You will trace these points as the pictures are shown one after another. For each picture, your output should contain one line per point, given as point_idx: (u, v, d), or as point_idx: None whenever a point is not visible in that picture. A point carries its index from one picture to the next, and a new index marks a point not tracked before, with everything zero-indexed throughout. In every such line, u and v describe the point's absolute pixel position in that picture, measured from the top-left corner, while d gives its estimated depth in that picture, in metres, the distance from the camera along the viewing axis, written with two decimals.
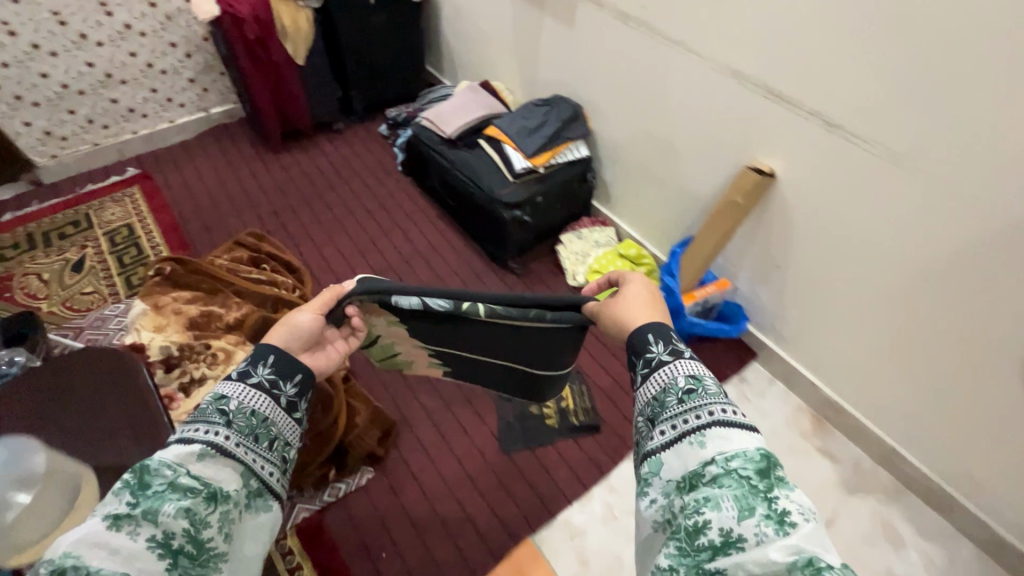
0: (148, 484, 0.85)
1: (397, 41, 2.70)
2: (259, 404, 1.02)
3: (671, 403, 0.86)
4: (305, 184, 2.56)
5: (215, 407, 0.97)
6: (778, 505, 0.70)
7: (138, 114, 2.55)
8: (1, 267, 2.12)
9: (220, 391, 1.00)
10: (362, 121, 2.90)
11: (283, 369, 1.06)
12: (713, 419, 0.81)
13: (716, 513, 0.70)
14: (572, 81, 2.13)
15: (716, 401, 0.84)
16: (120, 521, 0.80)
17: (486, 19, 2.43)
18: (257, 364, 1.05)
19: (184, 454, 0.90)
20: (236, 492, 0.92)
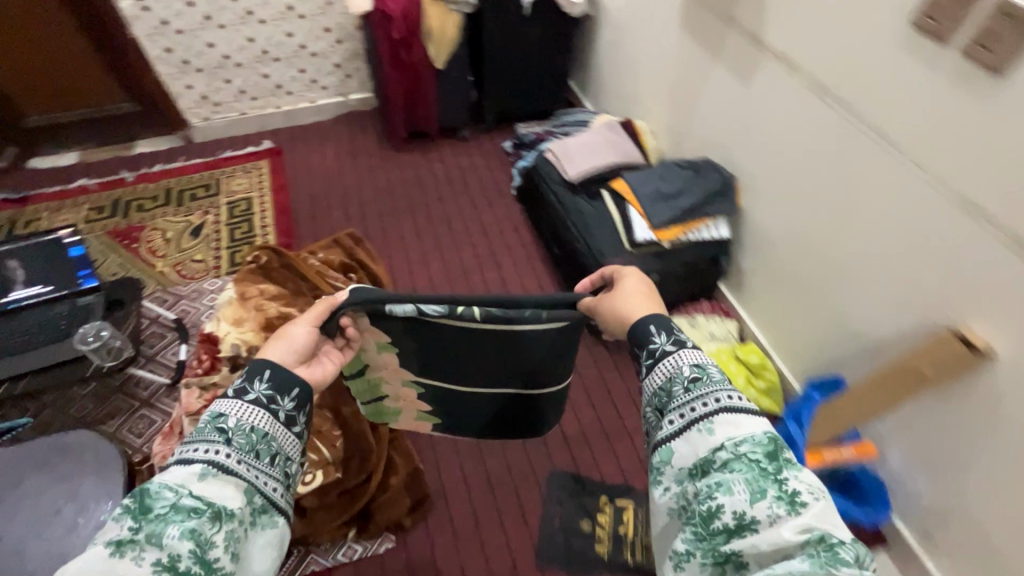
0: (149, 507, 0.66)
1: (544, 56, 2.48)
2: (263, 419, 0.80)
3: (679, 393, 0.88)
4: (416, 190, 2.48)
5: (212, 426, 0.77)
6: (790, 487, 0.72)
7: (283, 91, 2.62)
8: (138, 217, 2.31)
9: (213, 411, 0.79)
10: (490, 132, 2.75)
11: (281, 382, 0.84)
12: (722, 406, 0.83)
13: (729, 496, 0.73)
14: (731, 146, 1.77)
15: (723, 386, 0.86)
16: (123, 548, 0.62)
17: (646, 50, 2.13)
18: (251, 380, 0.83)
19: (178, 476, 0.70)
20: (243, 512, 0.73)
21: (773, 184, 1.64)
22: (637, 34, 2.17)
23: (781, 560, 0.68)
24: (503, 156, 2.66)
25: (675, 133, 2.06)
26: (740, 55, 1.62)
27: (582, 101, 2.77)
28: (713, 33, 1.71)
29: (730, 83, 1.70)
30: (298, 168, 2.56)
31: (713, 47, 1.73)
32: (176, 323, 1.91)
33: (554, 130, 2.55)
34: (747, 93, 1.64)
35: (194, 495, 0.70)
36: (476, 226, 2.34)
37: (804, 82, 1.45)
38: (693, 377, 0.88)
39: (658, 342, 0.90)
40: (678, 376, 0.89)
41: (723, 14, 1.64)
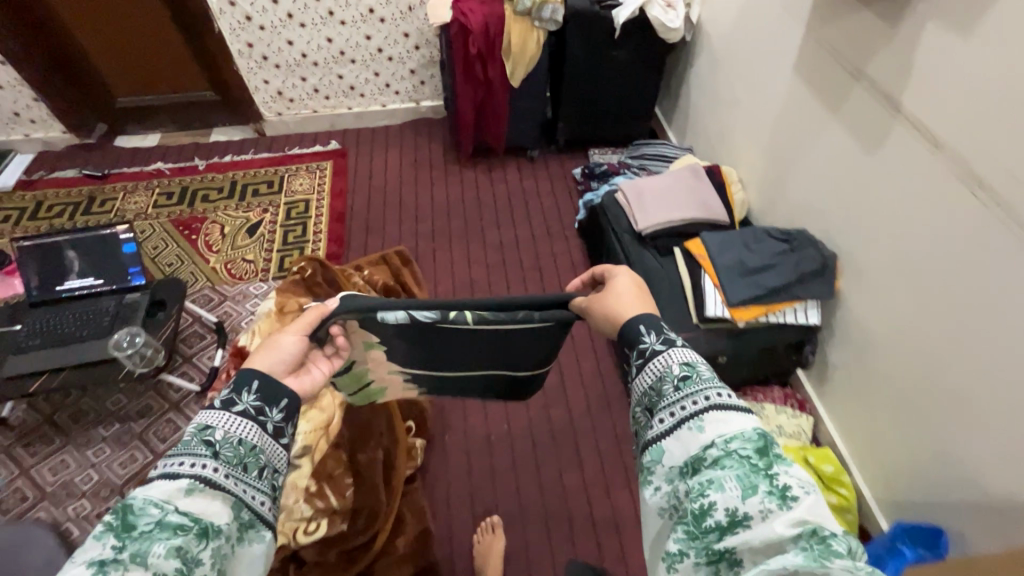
0: (132, 524, 0.60)
1: (630, 81, 2.27)
2: (253, 434, 0.72)
3: (670, 392, 0.84)
4: (474, 211, 2.36)
5: (196, 438, 0.69)
6: (781, 481, 0.71)
7: (356, 93, 2.57)
8: (202, 207, 2.34)
9: (196, 423, 0.71)
10: (561, 155, 2.57)
11: (271, 391, 0.77)
12: (712, 402, 0.80)
13: (721, 494, 0.71)
14: (835, 219, 1.50)
15: (712, 382, 0.83)
16: (106, 569, 0.55)
17: (747, 90, 1.87)
18: (239, 391, 0.75)
19: (161, 493, 0.63)
20: (229, 528, 0.65)
21: (884, 274, 1.36)
22: (738, 70, 1.91)
23: (775, 555, 0.66)
24: (571, 183, 2.48)
25: (768, 189, 1.80)
26: (864, 116, 1.35)
27: (666, 132, 2.53)
28: (832, 86, 1.44)
29: (845, 146, 1.42)
30: (359, 174, 2.51)
31: (829, 100, 1.46)
32: (216, 325, 1.90)
33: (630, 162, 2.34)
34: (865, 162, 1.36)
35: (179, 512, 0.63)
36: (531, 259, 2.19)
37: (945, 163, 1.16)
38: (682, 375, 0.85)
39: (650, 342, 0.86)
40: (668, 374, 0.85)
41: (849, 65, 1.37)
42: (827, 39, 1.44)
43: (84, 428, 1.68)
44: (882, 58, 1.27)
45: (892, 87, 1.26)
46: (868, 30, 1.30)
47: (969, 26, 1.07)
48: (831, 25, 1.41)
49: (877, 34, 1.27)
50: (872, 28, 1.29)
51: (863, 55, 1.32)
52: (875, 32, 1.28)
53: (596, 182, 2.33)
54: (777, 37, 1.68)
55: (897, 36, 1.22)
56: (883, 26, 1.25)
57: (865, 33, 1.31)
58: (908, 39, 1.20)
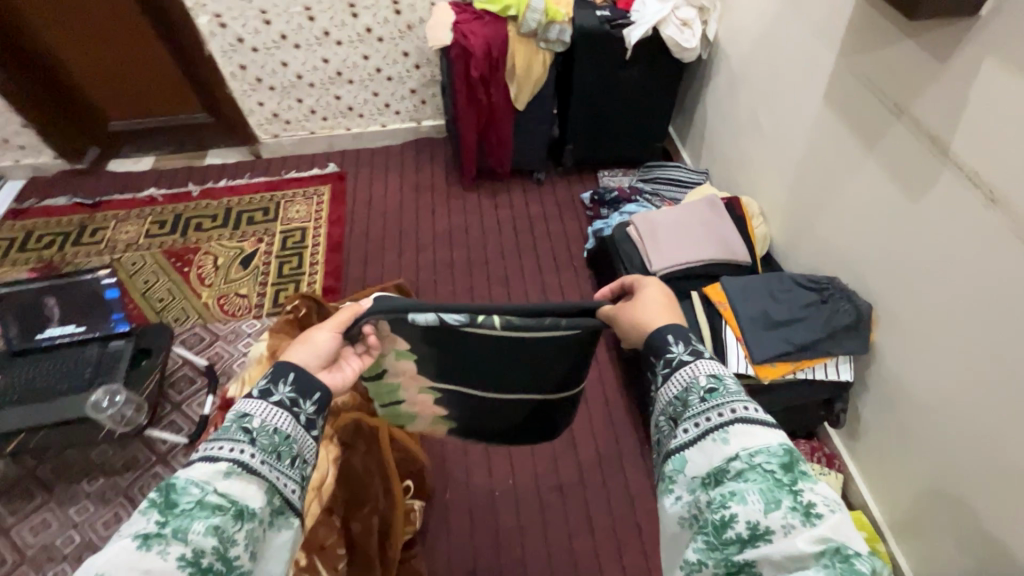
0: (176, 501, 0.62)
1: (642, 101, 2.14)
2: (288, 421, 0.74)
3: (695, 403, 0.82)
4: (477, 239, 2.26)
5: (234, 425, 0.71)
6: (805, 498, 0.70)
7: (355, 113, 2.47)
8: (195, 237, 2.26)
9: (234, 409, 0.73)
10: (569, 176, 2.45)
11: (306, 383, 0.78)
12: (739, 416, 0.79)
13: (743, 506, 0.70)
14: (870, 267, 1.36)
15: (739, 395, 0.81)
16: (150, 542, 0.58)
17: (771, 116, 1.73)
18: (275, 379, 0.77)
19: (201, 473, 0.65)
20: (264, 511, 0.67)
21: (925, 333, 1.23)
22: (760, 93, 1.77)
23: (794, 570, 0.66)
24: (580, 207, 2.36)
25: (794, 224, 1.67)
26: (905, 159, 1.21)
27: (680, 152, 2.39)
28: (869, 121, 1.30)
29: (882, 190, 1.29)
30: (358, 200, 2.41)
31: (865, 137, 1.32)
32: (206, 368, 1.81)
33: (642, 187, 2.21)
34: (907, 210, 1.23)
35: (219, 493, 0.65)
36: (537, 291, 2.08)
37: (1003, 222, 1.03)
38: (709, 387, 0.83)
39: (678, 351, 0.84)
40: (694, 385, 0.84)
41: (891, 102, 1.23)
42: (863, 70, 1.30)
43: (68, 482, 1.60)
44: (930, 97, 1.13)
45: (941, 130, 1.12)
46: (914, 64, 1.16)
47: None
48: (868, 54, 1.28)
49: (926, 70, 1.13)
50: (919, 62, 1.15)
51: (909, 92, 1.18)
52: (923, 67, 1.14)
53: (608, 209, 2.19)
54: (804, 61, 1.54)
55: (950, 75, 1.08)
56: (932, 61, 1.12)
57: (910, 67, 1.17)
58: (963, 78, 1.06)
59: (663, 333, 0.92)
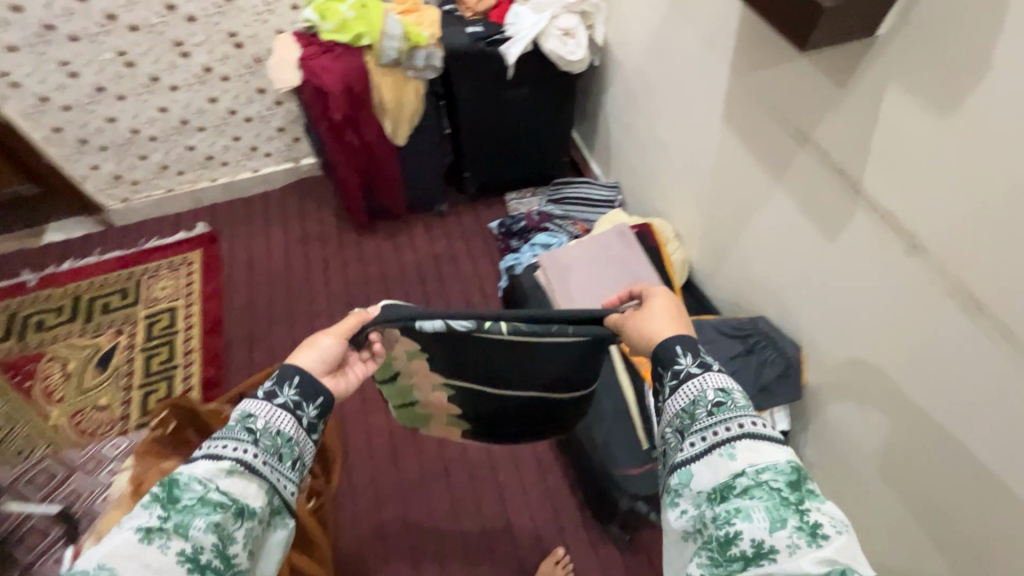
0: (176, 498, 0.67)
1: (538, 117, 1.94)
2: (290, 426, 0.77)
3: (703, 416, 0.80)
4: (378, 292, 2.01)
5: (240, 426, 0.74)
6: (811, 517, 0.68)
7: (216, 162, 2.12)
8: (35, 340, 1.87)
9: (239, 409, 0.76)
10: (474, 203, 2.22)
11: (311, 387, 0.81)
12: (746, 433, 0.76)
13: (749, 524, 0.68)
14: (792, 304, 1.23)
15: (747, 411, 0.79)
16: (152, 536, 0.63)
17: (672, 130, 1.57)
18: (281, 384, 0.80)
19: (201, 469, 0.69)
20: (261, 511, 0.72)
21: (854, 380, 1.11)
22: (659, 105, 1.60)
23: None
24: (490, 237, 2.14)
25: (710, 248, 1.52)
26: (816, 192, 1.07)
27: (589, 163, 2.21)
28: (773, 146, 1.15)
29: (796, 223, 1.15)
30: (235, 264, 2.09)
31: (770, 162, 1.18)
32: (59, 514, 1.40)
33: (553, 210, 2.03)
34: (823, 247, 1.09)
35: (220, 492, 0.69)
36: None
37: (921, 270, 0.89)
38: (717, 402, 0.80)
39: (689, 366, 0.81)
40: (702, 399, 0.81)
41: (793, 127, 1.08)
42: (759, 89, 1.15)
43: None
44: (830, 126, 0.99)
45: (847, 162, 0.98)
46: (812, 86, 1.01)
47: (949, 105, 0.78)
48: (762, 72, 1.12)
49: (825, 95, 0.98)
50: (818, 84, 0.99)
51: (810, 117, 1.03)
52: (823, 92, 0.98)
53: (518, 240, 1.99)
54: (696, 73, 1.38)
55: (852, 102, 0.93)
56: (831, 85, 0.96)
57: (809, 89, 1.02)
58: (865, 106, 0.91)
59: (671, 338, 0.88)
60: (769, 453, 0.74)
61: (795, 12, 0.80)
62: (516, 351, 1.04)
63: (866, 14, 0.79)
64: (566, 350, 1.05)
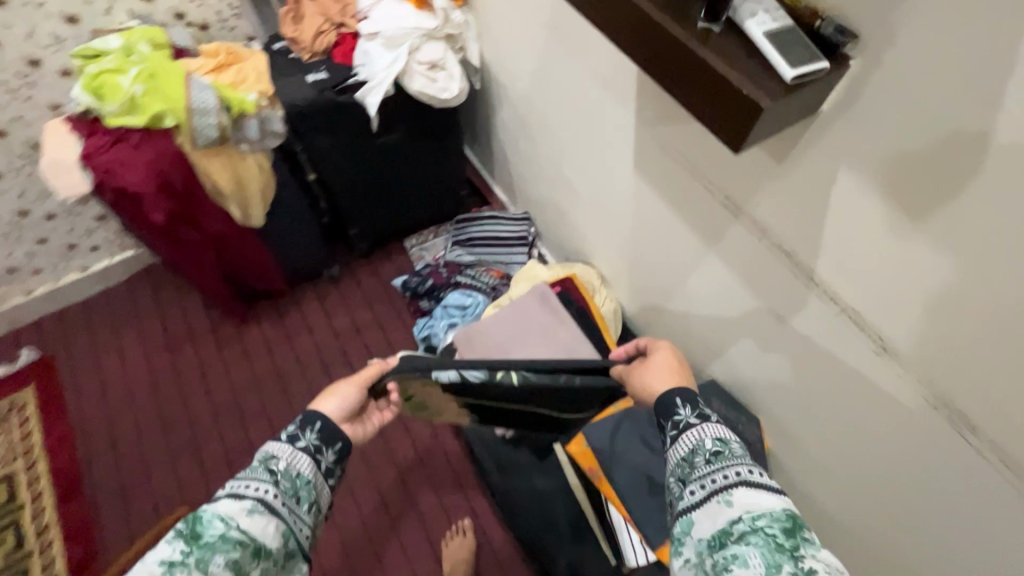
0: (200, 532, 0.64)
1: (424, 158, 1.65)
2: (307, 468, 0.74)
3: (700, 463, 0.73)
4: (274, 392, 1.68)
5: (262, 468, 0.71)
6: (806, 565, 0.61)
7: (25, 273, 1.66)
8: None
9: (261, 452, 0.74)
10: (370, 258, 1.92)
11: (331, 432, 0.78)
12: (744, 480, 0.69)
13: (745, 569, 0.62)
14: (746, 374, 1.09)
15: (745, 458, 0.72)
16: (174, 569, 0.61)
17: (577, 169, 1.35)
18: (305, 427, 0.78)
19: (222, 506, 0.67)
20: (275, 554, 0.67)
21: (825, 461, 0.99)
22: (557, 140, 1.37)
23: None
24: (397, 294, 1.86)
25: (642, 299, 1.35)
26: (762, 269, 0.90)
27: (493, 189, 1.96)
28: (703, 211, 0.96)
29: (741, 296, 0.98)
30: (83, 395, 1.66)
31: (701, 226, 0.99)
32: None
33: (463, 257, 1.78)
34: (778, 327, 0.94)
35: (242, 529, 0.66)
36: (370, 446, 1.57)
37: (896, 375, 0.76)
38: (716, 450, 0.73)
39: (684, 416, 0.74)
40: (700, 448, 0.74)
41: (724, 195, 0.89)
42: (675, 146, 0.95)
43: None
44: (767, 201, 0.81)
45: (795, 246, 0.81)
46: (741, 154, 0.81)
47: (921, 209, 0.62)
48: (675, 125, 0.92)
49: (761, 168, 0.79)
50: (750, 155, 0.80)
51: (744, 190, 0.84)
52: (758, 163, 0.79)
53: (429, 300, 1.72)
54: (592, 113, 1.16)
55: (796, 182, 0.75)
56: (767, 158, 0.77)
57: (737, 158, 0.82)
58: (810, 189, 0.73)
59: (670, 393, 0.82)
60: (767, 497, 0.67)
61: (728, 108, 0.59)
62: (513, 395, 1.10)
63: (806, 105, 0.60)
64: (558, 394, 1.11)
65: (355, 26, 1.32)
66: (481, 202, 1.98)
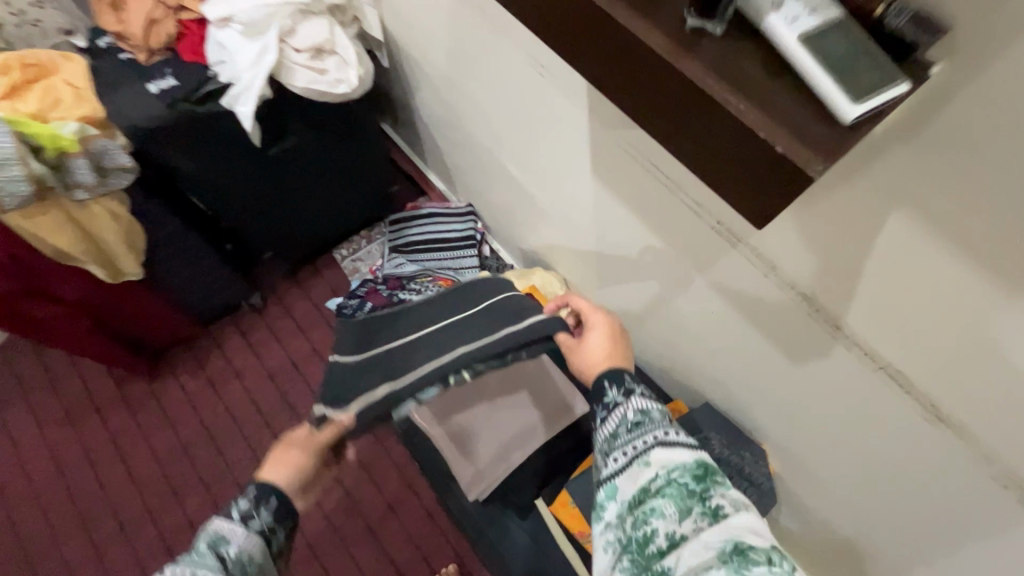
0: None
1: (339, 158, 1.36)
2: (258, 549, 0.63)
3: (621, 433, 0.64)
4: (206, 456, 1.44)
5: (212, 556, 0.60)
6: (715, 501, 0.56)
7: None
8: None
9: (210, 536, 0.62)
10: (298, 278, 1.65)
11: (286, 509, 0.67)
12: (662, 441, 0.61)
13: (663, 520, 0.56)
14: (742, 400, 0.95)
15: (662, 419, 0.64)
16: None
17: (519, 165, 1.12)
18: (262, 504, 0.66)
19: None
20: None
21: (843, 498, 0.87)
22: (492, 131, 1.12)
23: None
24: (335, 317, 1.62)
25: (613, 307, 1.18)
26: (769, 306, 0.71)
27: (428, 176, 1.70)
28: (686, 231, 0.76)
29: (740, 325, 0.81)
30: None
31: (680, 246, 0.80)
32: None
33: (405, 267, 1.53)
34: (785, 363, 0.77)
35: None
36: (330, 502, 1.39)
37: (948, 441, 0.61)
38: (638, 420, 0.64)
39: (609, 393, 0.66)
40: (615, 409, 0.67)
41: (717, 219, 0.68)
42: (641, 154, 0.73)
43: None
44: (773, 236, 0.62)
45: (816, 289, 0.62)
46: None
47: (1018, 271, 0.43)
48: (635, 127, 0.70)
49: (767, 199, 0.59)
50: None
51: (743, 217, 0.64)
52: None
53: (370, 325, 1.47)
54: (529, 107, 0.92)
55: (823, 218, 0.55)
56: None
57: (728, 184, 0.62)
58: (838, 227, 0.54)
59: (598, 379, 0.71)
60: (680, 449, 0.60)
61: (748, 165, 0.37)
62: None
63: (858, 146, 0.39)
64: None
65: (200, 11, 0.99)
66: (416, 193, 1.73)
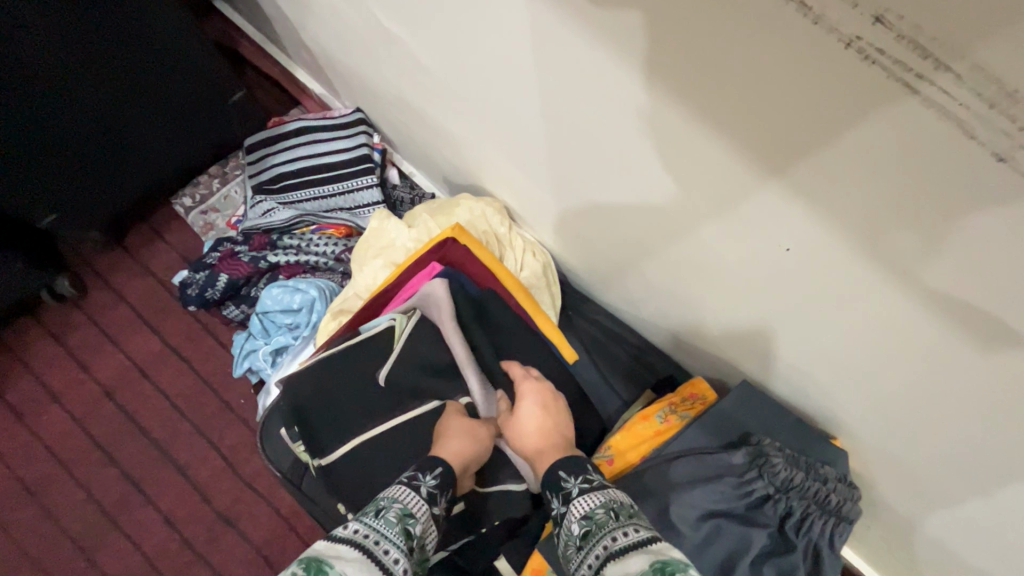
0: None
1: (101, 44, 0.83)
2: (432, 532, 0.54)
3: (572, 557, 0.48)
4: (27, 515, 1.00)
5: (397, 527, 0.49)
6: None
7: None
8: None
9: (395, 503, 0.51)
10: (132, 244, 1.15)
11: (446, 478, 0.58)
12: (609, 552, 0.44)
13: None
14: (811, 382, 0.57)
15: (610, 519, 0.47)
16: None
17: (406, 19, 0.65)
18: (442, 490, 0.56)
19: (355, 568, 0.42)
20: None
21: (1002, 536, 0.51)
22: None
23: None
24: None
25: (583, 245, 0.76)
26: (1002, 218, 0.29)
27: (298, 77, 1.17)
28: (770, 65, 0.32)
29: (866, 265, 0.40)
30: None
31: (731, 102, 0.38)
32: None
33: (273, 216, 1.04)
34: (963, 339, 0.38)
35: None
36: (220, 557, 0.99)
37: None
38: (583, 529, 0.48)
39: (563, 526, 0.50)
40: (567, 537, 0.49)
41: (879, 10, 0.27)
42: None
43: None
44: None
45: None
46: None
47: None
48: None
49: None
50: None
51: None
52: None
53: (235, 306, 1.02)
54: None
55: None
56: None
57: None
58: None
59: (552, 467, 0.56)
60: (631, 555, 0.42)
61: None
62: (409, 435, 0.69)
63: None
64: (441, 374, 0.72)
65: None
66: (287, 104, 1.20)
